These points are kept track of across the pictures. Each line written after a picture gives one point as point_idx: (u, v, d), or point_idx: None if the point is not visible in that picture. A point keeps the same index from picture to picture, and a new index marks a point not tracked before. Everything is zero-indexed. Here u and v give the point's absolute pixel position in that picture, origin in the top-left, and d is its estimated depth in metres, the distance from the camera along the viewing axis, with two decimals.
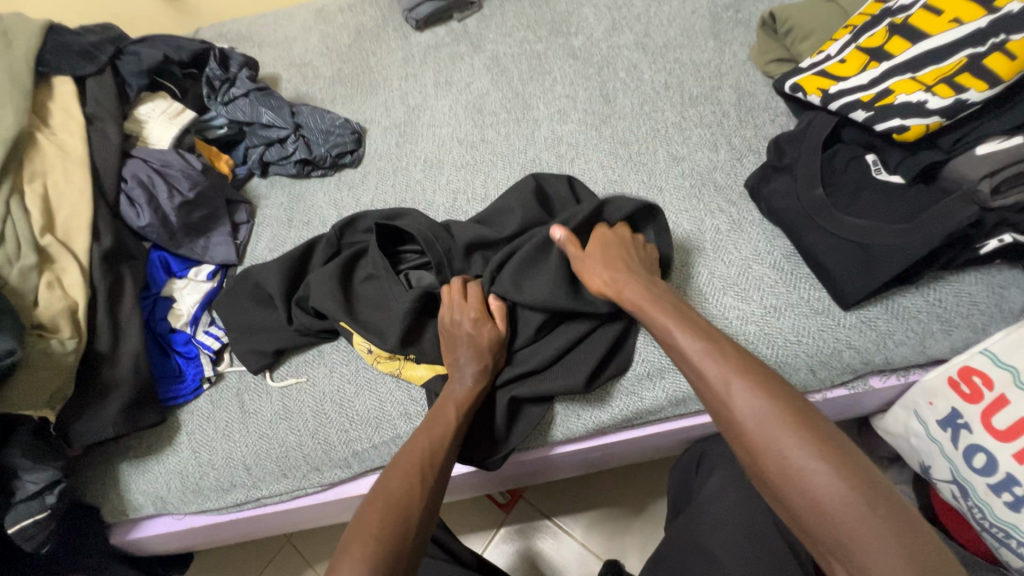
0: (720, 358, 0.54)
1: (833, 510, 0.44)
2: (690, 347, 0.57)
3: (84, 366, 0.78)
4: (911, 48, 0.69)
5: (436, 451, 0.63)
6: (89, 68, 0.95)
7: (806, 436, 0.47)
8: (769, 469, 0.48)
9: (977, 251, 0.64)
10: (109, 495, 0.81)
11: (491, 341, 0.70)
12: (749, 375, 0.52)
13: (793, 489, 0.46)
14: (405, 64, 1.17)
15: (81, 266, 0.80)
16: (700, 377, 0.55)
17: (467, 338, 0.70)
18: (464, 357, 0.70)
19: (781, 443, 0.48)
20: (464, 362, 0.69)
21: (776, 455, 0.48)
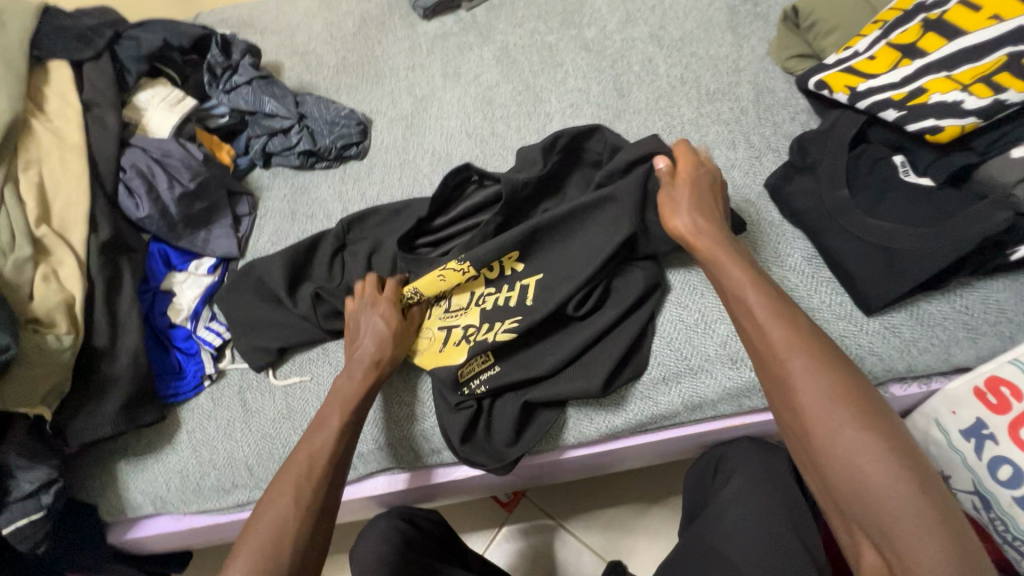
0: (788, 333, 0.53)
1: (885, 495, 0.45)
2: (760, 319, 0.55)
3: (81, 361, 0.75)
4: (947, 45, 0.66)
5: (319, 458, 0.61)
6: (87, 53, 0.91)
7: (855, 410, 0.48)
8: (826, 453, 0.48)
9: (1008, 257, 0.62)
10: (107, 493, 0.79)
11: (394, 337, 0.71)
12: (815, 355, 0.51)
13: (851, 476, 0.47)
14: (412, 54, 1.14)
15: (78, 258, 0.77)
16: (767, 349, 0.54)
17: (371, 333, 0.71)
18: (364, 353, 0.69)
19: (841, 430, 0.48)
20: (364, 356, 0.69)
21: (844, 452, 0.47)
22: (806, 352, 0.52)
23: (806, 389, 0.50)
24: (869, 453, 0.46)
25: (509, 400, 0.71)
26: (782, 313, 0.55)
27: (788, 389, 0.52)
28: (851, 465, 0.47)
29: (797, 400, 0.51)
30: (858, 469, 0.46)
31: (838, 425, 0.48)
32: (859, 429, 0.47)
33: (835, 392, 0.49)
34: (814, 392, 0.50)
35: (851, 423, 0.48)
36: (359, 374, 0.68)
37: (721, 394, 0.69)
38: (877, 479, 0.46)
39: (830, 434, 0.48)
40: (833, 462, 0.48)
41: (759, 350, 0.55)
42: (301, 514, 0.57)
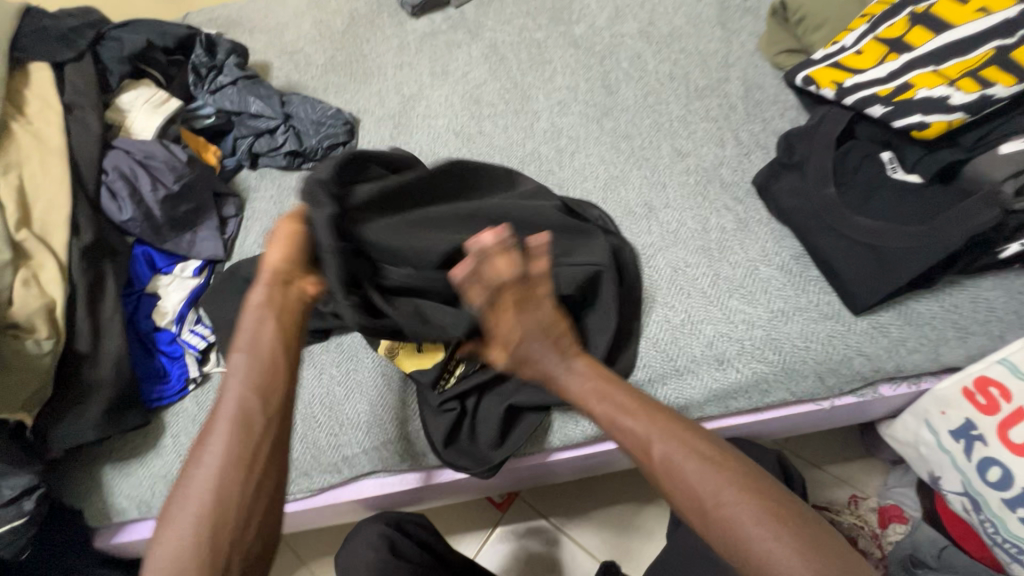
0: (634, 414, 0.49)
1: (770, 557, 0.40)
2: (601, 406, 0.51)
3: (63, 366, 0.75)
4: (933, 39, 0.65)
5: (253, 407, 0.47)
6: (68, 54, 0.91)
7: (706, 459, 0.45)
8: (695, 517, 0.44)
9: (997, 255, 0.61)
10: (92, 498, 0.78)
11: (282, 355, 0.49)
12: (665, 427, 0.47)
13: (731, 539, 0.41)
14: (400, 52, 1.13)
15: (59, 262, 0.77)
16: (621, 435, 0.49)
17: (242, 355, 0.48)
18: (229, 396, 0.46)
19: (701, 489, 0.44)
20: (228, 397, 0.47)
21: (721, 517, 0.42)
22: (654, 422, 0.48)
23: (661, 462, 0.46)
24: (727, 504, 0.42)
25: (494, 402, 0.70)
26: (607, 390, 0.52)
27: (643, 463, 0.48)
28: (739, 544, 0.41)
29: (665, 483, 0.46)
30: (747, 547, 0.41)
31: (701, 487, 0.43)
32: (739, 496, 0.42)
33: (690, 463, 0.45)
34: (693, 473, 0.44)
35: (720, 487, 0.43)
36: (232, 404, 0.46)
37: (708, 396, 0.67)
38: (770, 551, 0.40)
39: (722, 521, 0.42)
40: (707, 528, 0.43)
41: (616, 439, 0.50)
42: (254, 490, 0.45)
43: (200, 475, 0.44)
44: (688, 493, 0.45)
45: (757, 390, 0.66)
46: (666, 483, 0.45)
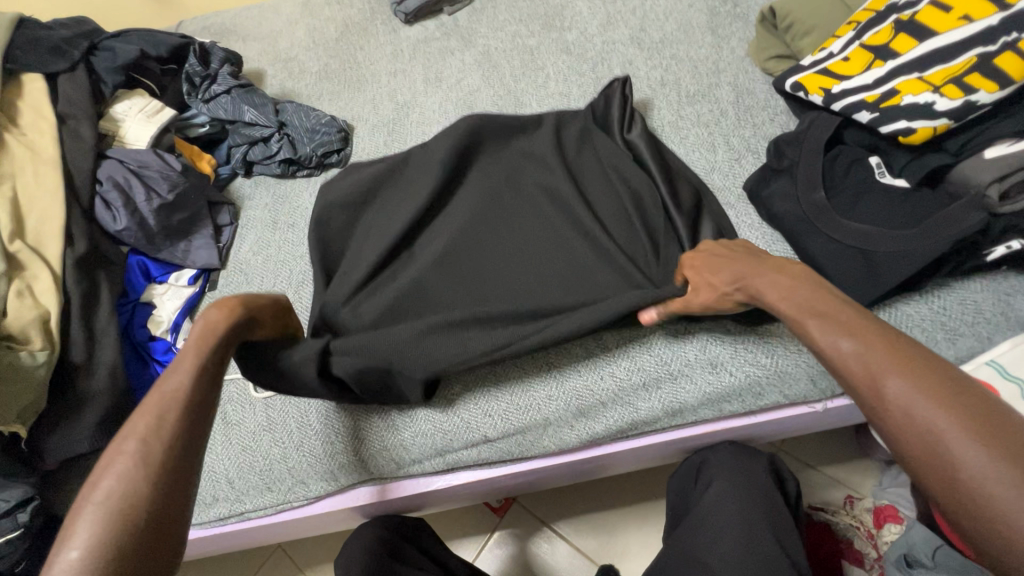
0: (876, 352, 0.45)
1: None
2: (836, 344, 0.48)
3: (58, 377, 0.75)
4: (918, 46, 0.66)
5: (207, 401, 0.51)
6: (62, 65, 0.91)
7: (971, 423, 0.39)
8: (937, 485, 0.40)
9: (982, 258, 0.61)
10: None
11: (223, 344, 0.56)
12: (910, 373, 0.43)
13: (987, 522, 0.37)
14: (394, 59, 1.13)
15: (54, 273, 0.77)
16: (845, 375, 0.46)
17: (201, 358, 0.53)
18: (174, 383, 0.50)
19: (960, 456, 0.38)
20: (177, 385, 0.50)
21: (979, 496, 0.37)
22: (946, 407, 0.40)
23: (904, 413, 0.42)
24: (996, 479, 0.37)
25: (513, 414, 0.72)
26: (849, 320, 0.48)
27: (882, 417, 0.43)
28: (956, 483, 0.39)
29: (904, 436, 0.42)
30: (970, 479, 0.38)
31: (950, 449, 0.39)
32: (969, 437, 0.39)
33: (926, 397, 0.41)
34: (923, 411, 0.41)
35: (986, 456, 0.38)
36: (183, 388, 0.50)
37: (702, 399, 0.69)
38: (1004, 499, 0.36)
39: (938, 454, 0.40)
40: (965, 509, 0.38)
41: (850, 385, 0.46)
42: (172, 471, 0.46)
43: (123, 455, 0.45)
44: (932, 452, 0.40)
45: (750, 392, 0.69)
46: (931, 474, 0.40)
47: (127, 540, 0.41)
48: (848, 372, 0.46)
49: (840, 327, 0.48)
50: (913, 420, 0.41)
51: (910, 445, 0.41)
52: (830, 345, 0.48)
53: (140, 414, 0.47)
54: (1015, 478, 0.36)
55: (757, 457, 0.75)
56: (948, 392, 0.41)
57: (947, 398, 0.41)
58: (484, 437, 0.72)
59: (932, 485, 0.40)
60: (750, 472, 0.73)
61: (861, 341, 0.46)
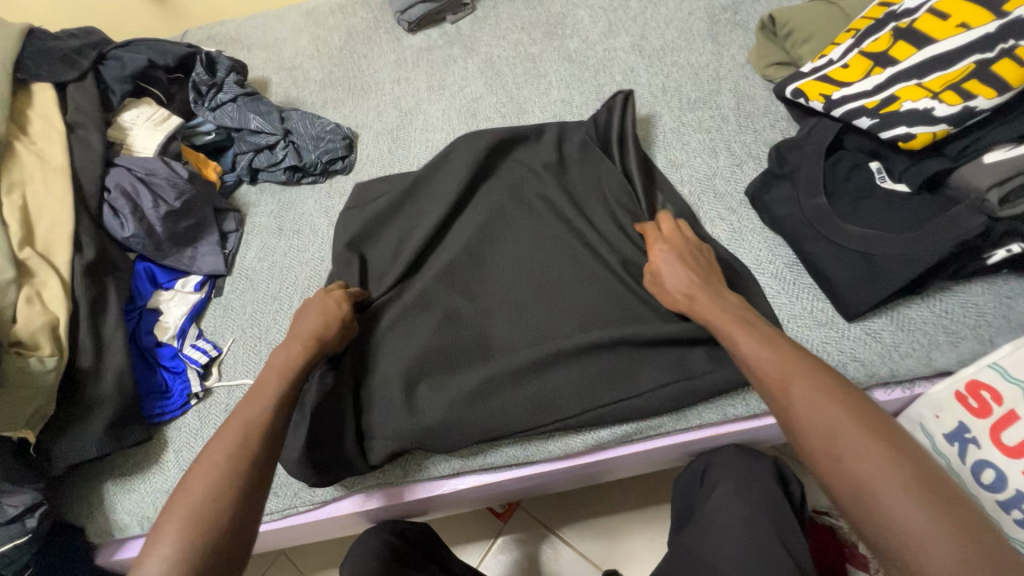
0: (781, 359, 0.53)
1: (899, 521, 0.42)
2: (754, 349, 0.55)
3: (66, 383, 0.75)
4: (916, 53, 0.67)
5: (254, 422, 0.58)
6: (71, 74, 0.92)
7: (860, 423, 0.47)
8: (826, 471, 0.46)
9: (984, 261, 0.62)
10: (93, 515, 0.78)
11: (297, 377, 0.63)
12: (811, 378, 0.50)
13: (860, 500, 0.44)
14: (397, 67, 1.14)
15: (62, 279, 0.78)
16: (759, 379, 0.54)
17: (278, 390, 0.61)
18: (256, 412, 0.58)
19: (847, 446, 0.46)
20: (257, 413, 0.58)
21: (861, 479, 0.44)
22: (837, 404, 0.48)
23: (805, 411, 0.49)
24: (870, 464, 0.44)
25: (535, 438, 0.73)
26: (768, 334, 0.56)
27: (786, 416, 0.50)
28: (893, 534, 0.42)
29: (800, 429, 0.49)
30: (907, 530, 0.41)
31: (839, 439, 0.46)
32: (908, 494, 0.42)
33: (872, 457, 0.45)
34: (872, 470, 0.44)
35: (869, 445, 0.45)
36: (259, 415, 0.58)
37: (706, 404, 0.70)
38: (874, 481, 0.44)
39: (880, 508, 0.43)
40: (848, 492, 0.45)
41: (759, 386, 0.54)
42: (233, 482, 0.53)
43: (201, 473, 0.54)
44: (824, 445, 0.47)
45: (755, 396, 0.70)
46: (822, 462, 0.47)
47: (205, 552, 0.50)
48: (755, 368, 0.54)
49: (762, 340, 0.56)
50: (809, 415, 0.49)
51: (804, 437, 0.48)
52: (785, 387, 0.51)
53: (225, 436, 0.56)
54: (890, 468, 0.44)
55: (761, 459, 0.75)
56: (840, 395, 0.49)
57: (839, 400, 0.48)
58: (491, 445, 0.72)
59: (821, 471, 0.47)
60: (754, 475, 0.74)
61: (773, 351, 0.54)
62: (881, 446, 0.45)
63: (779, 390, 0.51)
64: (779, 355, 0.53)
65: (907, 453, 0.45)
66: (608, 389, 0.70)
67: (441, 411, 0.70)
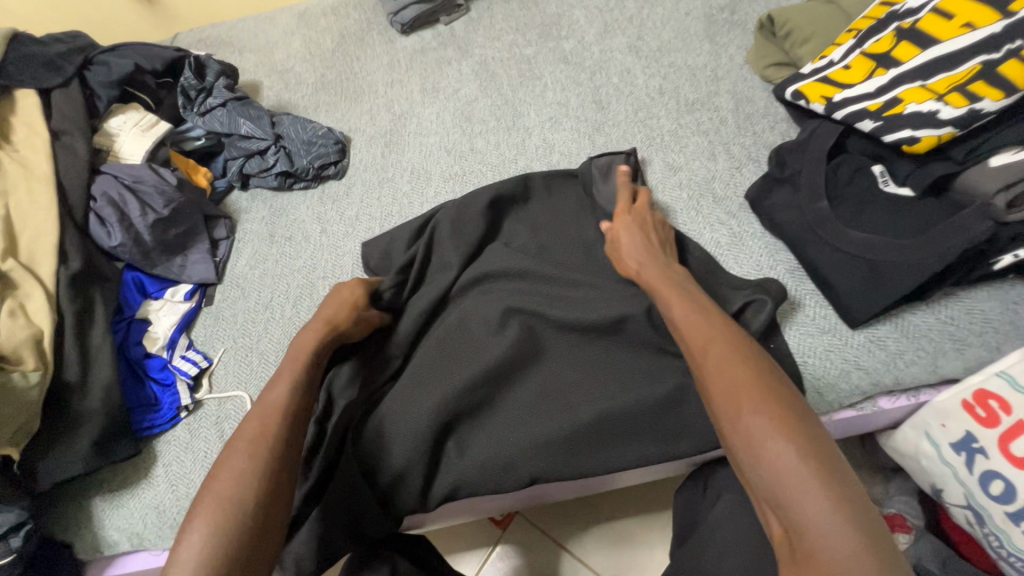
0: (707, 324, 0.55)
1: (773, 466, 0.44)
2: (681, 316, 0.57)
3: (52, 397, 0.74)
4: (920, 54, 0.66)
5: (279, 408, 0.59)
6: (55, 80, 0.90)
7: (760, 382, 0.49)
8: (725, 426, 0.49)
9: (991, 266, 0.61)
10: (82, 532, 0.76)
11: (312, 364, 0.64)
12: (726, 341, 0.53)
13: (746, 450, 0.46)
14: (390, 70, 1.13)
15: (47, 291, 0.76)
16: (685, 343, 0.56)
17: (297, 372, 0.63)
18: (276, 396, 0.60)
19: (739, 401, 0.48)
20: (276, 397, 0.60)
21: (746, 430, 0.46)
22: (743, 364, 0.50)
23: (713, 369, 0.51)
24: (756, 416, 0.46)
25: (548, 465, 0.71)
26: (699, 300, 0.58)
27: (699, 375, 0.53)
28: (775, 478, 0.44)
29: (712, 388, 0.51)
30: (779, 475, 0.43)
31: (732, 395, 0.49)
32: (785, 440, 0.44)
33: (757, 408, 0.47)
34: (753, 420, 0.46)
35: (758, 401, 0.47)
36: (279, 400, 0.59)
37: None
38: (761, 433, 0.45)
39: (764, 455, 0.45)
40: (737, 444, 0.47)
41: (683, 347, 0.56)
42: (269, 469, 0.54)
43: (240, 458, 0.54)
44: (723, 400, 0.49)
45: None
46: (720, 414, 0.49)
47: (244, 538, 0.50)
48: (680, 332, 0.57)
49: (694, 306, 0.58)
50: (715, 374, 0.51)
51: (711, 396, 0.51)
52: (703, 348, 0.53)
53: (249, 422, 0.57)
54: (774, 420, 0.46)
55: None
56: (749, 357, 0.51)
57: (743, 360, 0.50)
58: (485, 461, 0.67)
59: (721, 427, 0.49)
60: None
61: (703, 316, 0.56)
62: (770, 401, 0.47)
63: (698, 350, 0.54)
64: (703, 321, 0.56)
65: (793, 411, 0.46)
66: (609, 398, 0.67)
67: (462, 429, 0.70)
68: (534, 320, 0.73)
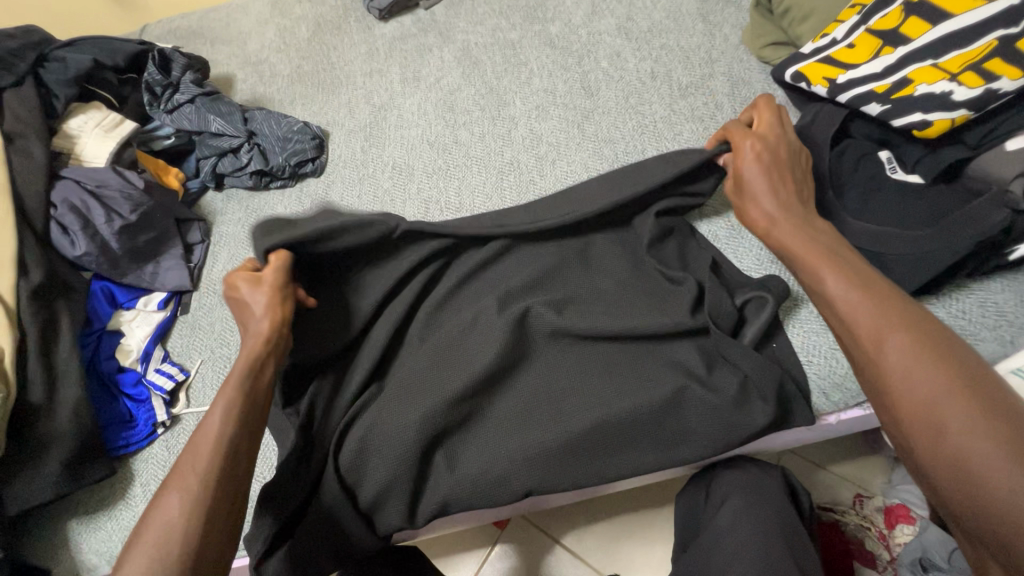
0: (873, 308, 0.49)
1: (995, 492, 0.38)
2: (841, 295, 0.51)
3: (16, 419, 0.70)
4: (931, 30, 0.60)
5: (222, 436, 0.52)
6: (7, 79, 0.84)
7: (957, 381, 0.43)
8: (916, 433, 0.43)
9: (1005, 256, 0.57)
10: (59, 557, 0.73)
11: (251, 382, 0.56)
12: (908, 332, 0.46)
13: (947, 465, 0.41)
14: (369, 58, 1.07)
15: (6, 307, 0.71)
16: (849, 330, 0.50)
17: (229, 394, 0.55)
18: (210, 424, 0.52)
19: (939, 407, 0.42)
20: (211, 425, 0.53)
21: (951, 443, 0.41)
22: (936, 364, 0.44)
23: (898, 366, 0.45)
24: (966, 429, 0.41)
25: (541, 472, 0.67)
26: (866, 281, 0.51)
27: (874, 370, 0.47)
28: (988, 499, 0.38)
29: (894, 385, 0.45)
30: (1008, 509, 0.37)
31: (930, 398, 0.43)
32: (987, 438, 0.40)
33: (962, 409, 0.41)
34: (958, 420, 0.41)
35: (965, 413, 0.41)
36: (216, 428, 0.52)
37: None
38: (972, 449, 0.40)
39: (976, 466, 0.39)
40: (940, 468, 0.41)
41: (844, 335, 0.51)
42: (193, 509, 0.48)
43: (172, 496, 0.49)
44: (910, 403, 0.44)
45: (778, 410, 0.62)
46: (914, 423, 0.43)
47: None
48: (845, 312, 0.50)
49: (860, 287, 0.50)
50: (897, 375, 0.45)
51: (887, 394, 0.46)
52: (878, 341, 0.47)
53: (190, 452, 0.51)
54: (988, 433, 0.40)
55: (766, 473, 0.73)
56: (943, 354, 0.45)
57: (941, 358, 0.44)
58: (480, 473, 0.64)
59: (908, 433, 0.44)
60: (762, 492, 0.70)
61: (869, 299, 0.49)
62: (983, 412, 0.41)
63: (871, 344, 0.48)
64: (872, 302, 0.49)
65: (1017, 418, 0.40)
66: (609, 405, 0.64)
67: (458, 444, 0.66)
68: (525, 323, 0.69)
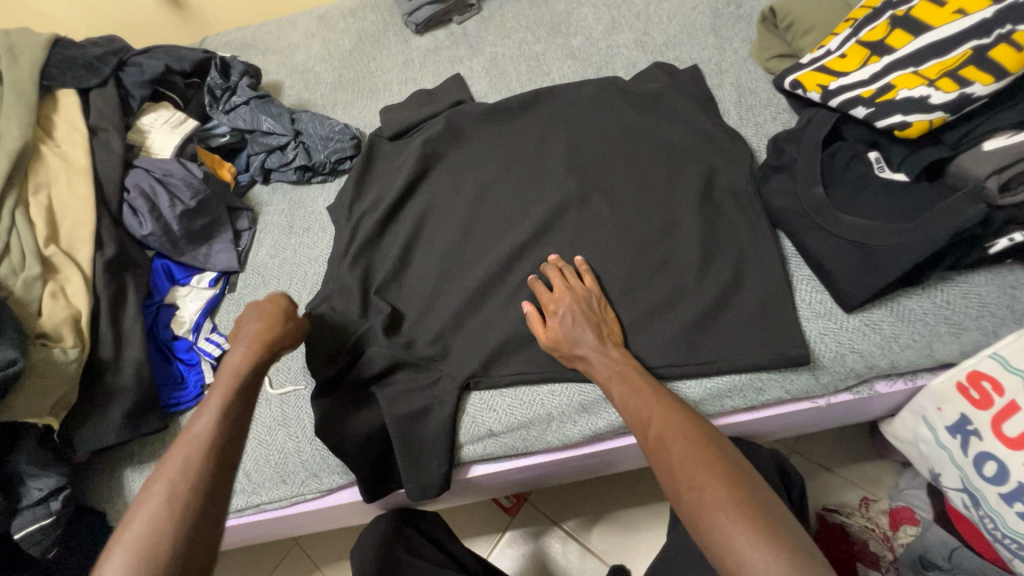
0: (642, 398, 0.60)
1: (723, 534, 0.47)
2: (618, 386, 0.63)
3: (87, 374, 0.79)
4: (913, 41, 0.67)
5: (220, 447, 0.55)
6: (93, 81, 0.96)
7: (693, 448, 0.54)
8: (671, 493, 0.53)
9: (986, 250, 0.62)
10: (115, 501, 0.81)
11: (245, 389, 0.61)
12: (666, 416, 0.58)
13: (692, 511, 0.50)
14: (406, 69, 1.17)
15: (85, 275, 0.82)
16: (631, 419, 0.60)
17: (222, 405, 0.58)
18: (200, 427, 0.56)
19: (680, 472, 0.52)
20: (201, 433, 0.55)
21: (692, 499, 0.50)
22: (683, 438, 0.55)
23: (658, 445, 0.56)
24: (694, 487, 0.51)
25: (543, 430, 0.73)
26: (626, 372, 0.64)
27: (650, 448, 0.56)
28: (716, 538, 0.47)
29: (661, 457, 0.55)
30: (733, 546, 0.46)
31: (677, 467, 0.53)
32: (736, 520, 0.47)
33: (722, 511, 0.48)
34: (716, 515, 0.48)
35: (704, 474, 0.51)
36: (203, 438, 0.55)
37: (703, 394, 0.68)
38: (704, 505, 0.49)
39: (734, 552, 0.46)
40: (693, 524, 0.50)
41: (636, 425, 0.59)
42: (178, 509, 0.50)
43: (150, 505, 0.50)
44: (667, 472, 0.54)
45: (751, 388, 0.67)
46: (670, 482, 0.53)
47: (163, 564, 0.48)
48: (625, 405, 0.61)
49: (630, 385, 0.62)
50: (673, 452, 0.54)
51: (662, 466, 0.54)
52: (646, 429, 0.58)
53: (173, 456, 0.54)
54: (717, 492, 0.49)
55: (760, 452, 0.76)
56: (685, 429, 0.56)
57: (682, 433, 0.55)
58: (488, 431, 0.73)
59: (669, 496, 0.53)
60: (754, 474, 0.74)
61: (636, 391, 0.61)
62: (706, 466, 0.52)
63: (643, 434, 0.58)
64: (639, 393, 0.61)
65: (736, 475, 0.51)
66: None
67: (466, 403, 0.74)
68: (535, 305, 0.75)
